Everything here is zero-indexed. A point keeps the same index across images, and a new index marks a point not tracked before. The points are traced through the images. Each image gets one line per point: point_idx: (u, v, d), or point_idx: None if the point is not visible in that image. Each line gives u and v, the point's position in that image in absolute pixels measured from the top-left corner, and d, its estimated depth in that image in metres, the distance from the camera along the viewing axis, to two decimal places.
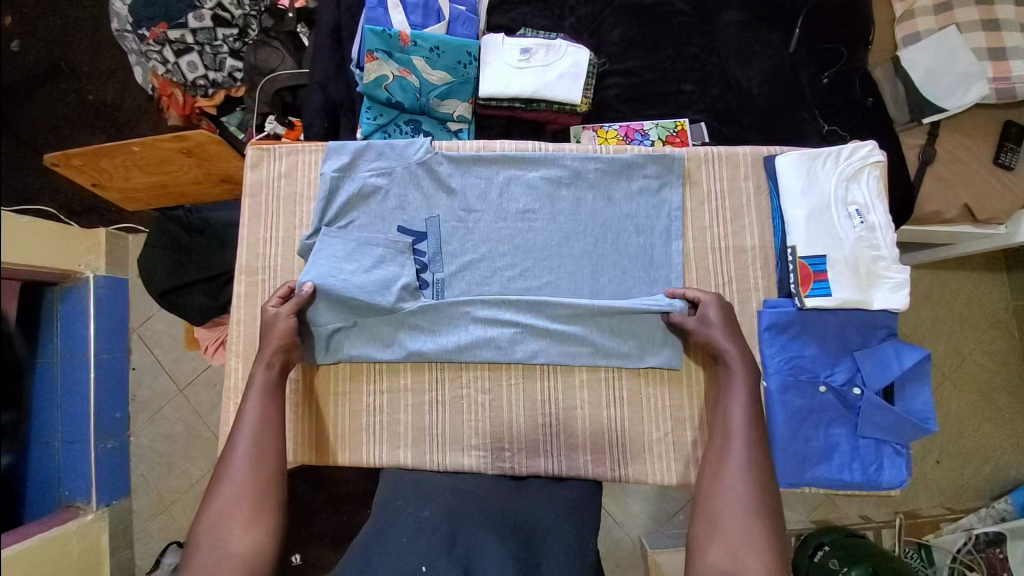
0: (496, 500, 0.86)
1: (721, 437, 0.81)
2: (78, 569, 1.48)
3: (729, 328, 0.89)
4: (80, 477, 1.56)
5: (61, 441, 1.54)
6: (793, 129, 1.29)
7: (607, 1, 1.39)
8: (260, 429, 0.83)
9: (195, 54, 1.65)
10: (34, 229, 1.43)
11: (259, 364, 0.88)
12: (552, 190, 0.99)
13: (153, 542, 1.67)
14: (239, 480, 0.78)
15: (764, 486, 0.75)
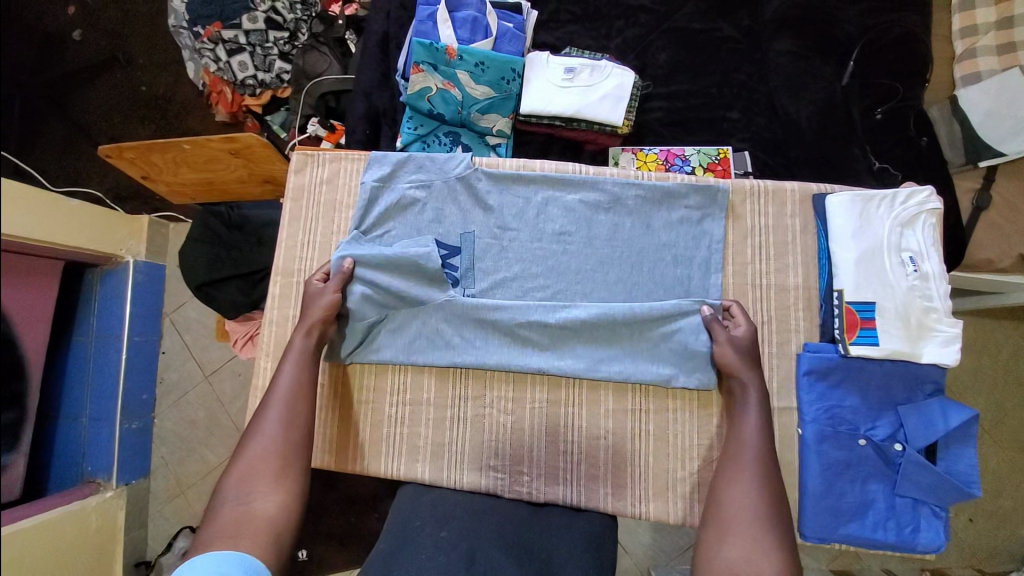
0: (513, 526, 0.84)
1: (732, 444, 0.82)
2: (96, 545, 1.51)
3: (749, 359, 0.87)
4: (103, 456, 1.59)
5: (87, 418, 1.58)
6: (841, 163, 1.25)
7: (655, 24, 1.38)
8: (295, 392, 0.85)
9: (246, 54, 1.71)
10: (80, 212, 1.47)
11: (299, 330, 0.91)
12: (589, 214, 0.98)
13: (165, 525, 1.70)
14: (271, 438, 0.80)
15: (770, 494, 0.76)
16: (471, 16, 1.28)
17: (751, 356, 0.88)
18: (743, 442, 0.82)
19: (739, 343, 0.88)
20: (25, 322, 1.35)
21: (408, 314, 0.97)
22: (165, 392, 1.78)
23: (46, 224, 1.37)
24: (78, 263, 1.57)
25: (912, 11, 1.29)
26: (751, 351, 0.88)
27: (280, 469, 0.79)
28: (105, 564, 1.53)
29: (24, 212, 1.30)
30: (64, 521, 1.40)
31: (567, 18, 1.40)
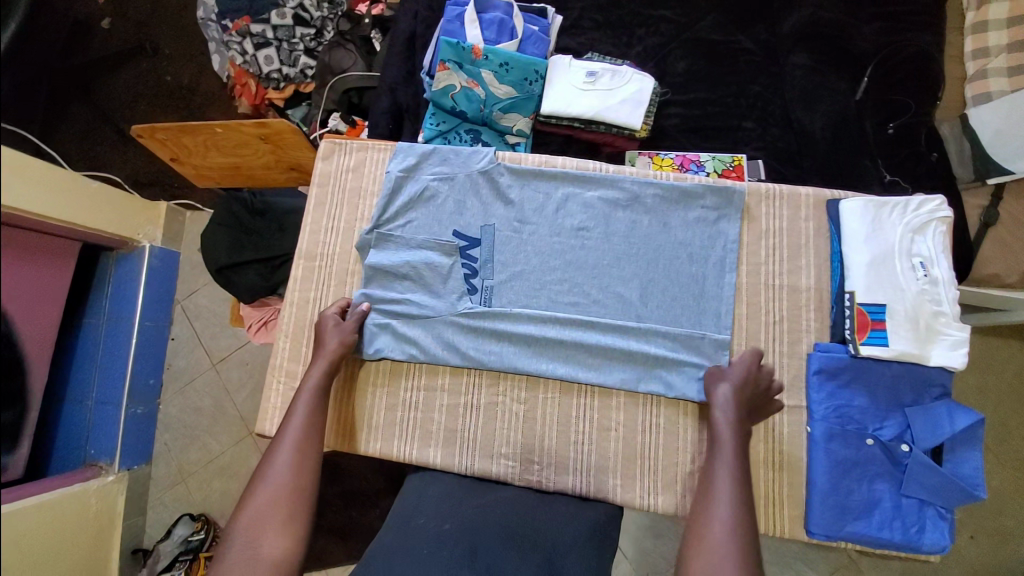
0: (514, 515, 0.84)
1: (696, 506, 0.77)
2: (93, 529, 1.50)
3: (742, 405, 0.84)
4: (107, 438, 1.61)
5: (93, 401, 1.59)
6: (854, 176, 1.28)
7: (674, 34, 1.42)
8: (306, 438, 0.85)
9: (273, 49, 1.75)
10: (101, 192, 1.51)
11: (312, 372, 0.91)
12: (608, 211, 1.00)
13: (164, 512, 1.71)
14: (275, 486, 0.78)
15: (745, 552, 0.70)
16: (498, 19, 1.32)
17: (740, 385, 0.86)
18: (708, 499, 0.76)
19: (738, 387, 0.86)
20: (33, 303, 1.37)
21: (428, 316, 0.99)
22: (172, 378, 1.80)
23: (71, 206, 1.41)
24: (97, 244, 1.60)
25: (925, 31, 1.33)
26: (749, 394, 0.86)
27: (286, 516, 0.76)
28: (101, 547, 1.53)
29: (50, 194, 1.35)
30: (63, 501, 1.40)
31: (589, 25, 1.45)
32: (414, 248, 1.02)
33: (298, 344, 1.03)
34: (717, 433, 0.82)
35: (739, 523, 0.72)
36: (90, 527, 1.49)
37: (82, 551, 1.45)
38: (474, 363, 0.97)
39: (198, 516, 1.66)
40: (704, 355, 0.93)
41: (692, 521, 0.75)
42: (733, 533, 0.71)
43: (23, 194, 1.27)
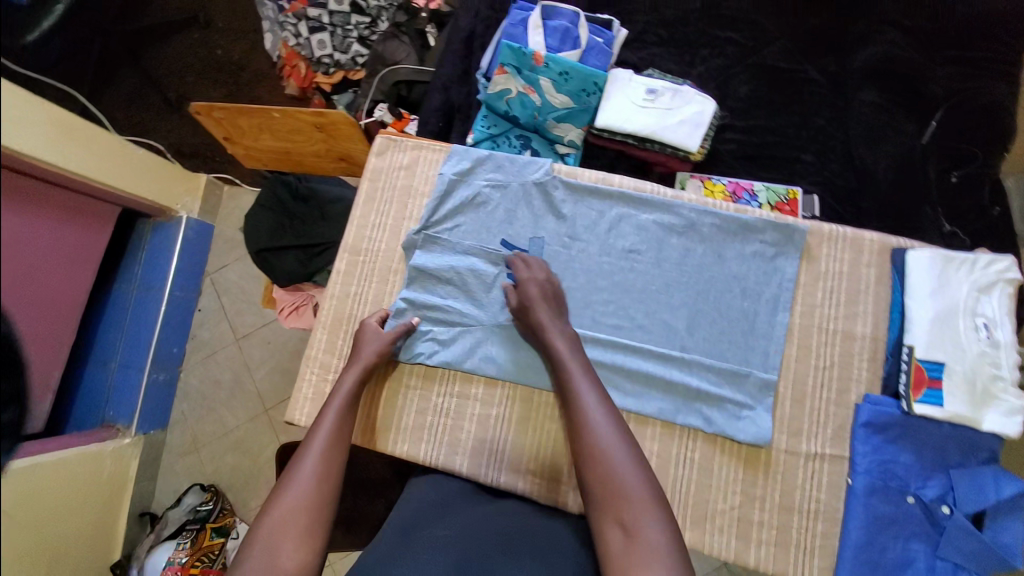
0: (518, 531, 0.79)
1: (570, 417, 0.76)
2: (107, 490, 1.52)
3: (546, 304, 0.90)
4: (126, 402, 1.62)
5: (117, 364, 1.62)
6: (911, 223, 1.24)
7: (739, 57, 1.39)
8: (335, 441, 0.81)
9: (327, 33, 1.76)
10: (145, 160, 1.52)
11: (346, 378, 0.88)
12: (662, 236, 0.97)
13: (174, 480, 1.72)
14: (300, 489, 0.74)
15: (627, 438, 0.71)
16: (562, 27, 1.31)
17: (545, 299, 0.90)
18: (575, 401, 0.76)
19: (543, 286, 0.92)
20: (69, 267, 1.40)
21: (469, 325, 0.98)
22: (195, 348, 1.82)
23: (119, 173, 1.44)
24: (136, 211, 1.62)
25: (1000, 82, 1.30)
26: (551, 295, 0.91)
27: (307, 523, 0.71)
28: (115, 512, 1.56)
29: (102, 158, 1.38)
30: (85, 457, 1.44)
31: (653, 40, 1.43)
32: (461, 259, 1.00)
33: (334, 337, 1.02)
34: (555, 345, 0.84)
35: (609, 412, 0.73)
36: (104, 488, 1.51)
37: (96, 511, 1.47)
38: (511, 377, 0.96)
39: (209, 487, 1.65)
40: (747, 395, 0.90)
41: (573, 429, 0.75)
42: (614, 424, 0.72)
43: (72, 154, 1.31)
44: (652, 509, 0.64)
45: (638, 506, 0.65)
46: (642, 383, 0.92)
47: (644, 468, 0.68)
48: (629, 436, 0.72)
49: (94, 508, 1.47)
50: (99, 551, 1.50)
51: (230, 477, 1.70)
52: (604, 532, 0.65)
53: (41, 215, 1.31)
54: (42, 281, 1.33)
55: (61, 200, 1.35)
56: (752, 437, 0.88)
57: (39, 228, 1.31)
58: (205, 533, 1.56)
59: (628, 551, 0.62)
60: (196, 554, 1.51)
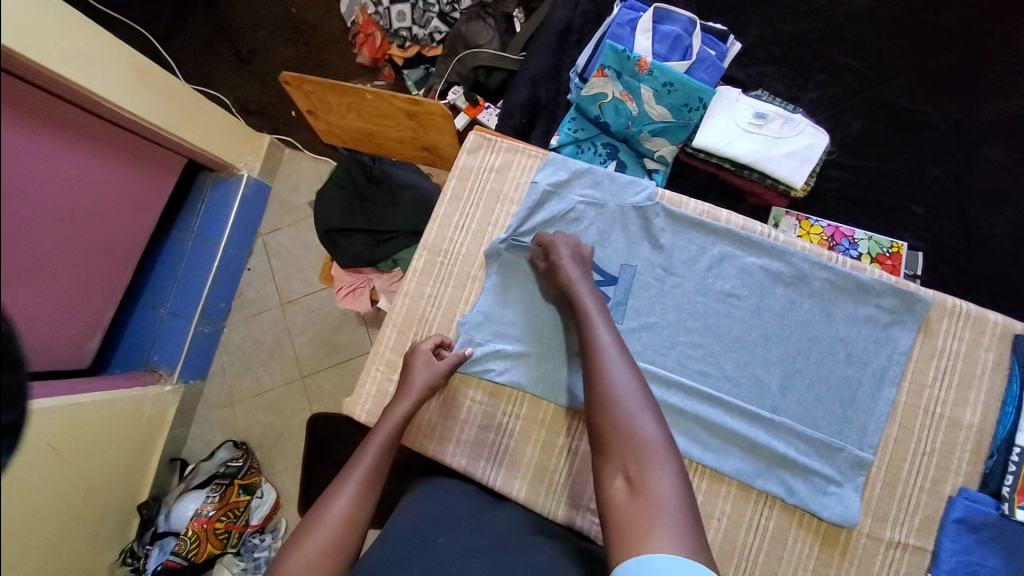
0: (514, 541, 0.77)
1: (587, 366, 0.76)
2: (142, 435, 1.46)
3: (577, 263, 0.89)
4: (172, 348, 1.57)
5: (167, 311, 1.57)
6: (1023, 299, 1.14)
7: (857, 88, 1.28)
8: (370, 484, 0.78)
9: (407, 5, 1.63)
10: (213, 113, 1.45)
11: (396, 410, 0.87)
12: (766, 283, 0.90)
13: (209, 431, 1.65)
14: (326, 531, 0.71)
15: (644, 392, 0.71)
16: (674, 33, 1.21)
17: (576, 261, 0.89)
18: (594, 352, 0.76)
19: (574, 253, 0.90)
20: (128, 213, 1.32)
21: (543, 346, 0.94)
22: (241, 306, 1.72)
23: (181, 120, 1.34)
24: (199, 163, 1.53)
25: None
26: (576, 253, 0.90)
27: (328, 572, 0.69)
28: (144, 457, 1.48)
29: (162, 101, 1.28)
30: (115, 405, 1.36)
31: (764, 58, 1.32)
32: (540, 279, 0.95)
33: (404, 338, 1.00)
34: (579, 297, 0.84)
35: (628, 365, 0.73)
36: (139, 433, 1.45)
37: (129, 455, 1.41)
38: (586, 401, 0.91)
39: (241, 445, 1.58)
40: (836, 470, 0.84)
41: (588, 378, 0.75)
42: (631, 375, 0.72)
43: (131, 93, 1.21)
44: (664, 462, 0.64)
45: (647, 457, 0.65)
46: (722, 437, 0.86)
47: (659, 421, 0.68)
48: (647, 391, 0.72)
49: (124, 453, 1.39)
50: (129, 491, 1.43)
51: (262, 436, 1.62)
52: (610, 479, 0.65)
53: (102, 153, 1.22)
54: (98, 227, 1.25)
55: (118, 137, 1.24)
56: (838, 516, 0.82)
57: (90, 159, 1.20)
58: (233, 488, 1.48)
59: (630, 498, 0.62)
60: (223, 509, 1.44)
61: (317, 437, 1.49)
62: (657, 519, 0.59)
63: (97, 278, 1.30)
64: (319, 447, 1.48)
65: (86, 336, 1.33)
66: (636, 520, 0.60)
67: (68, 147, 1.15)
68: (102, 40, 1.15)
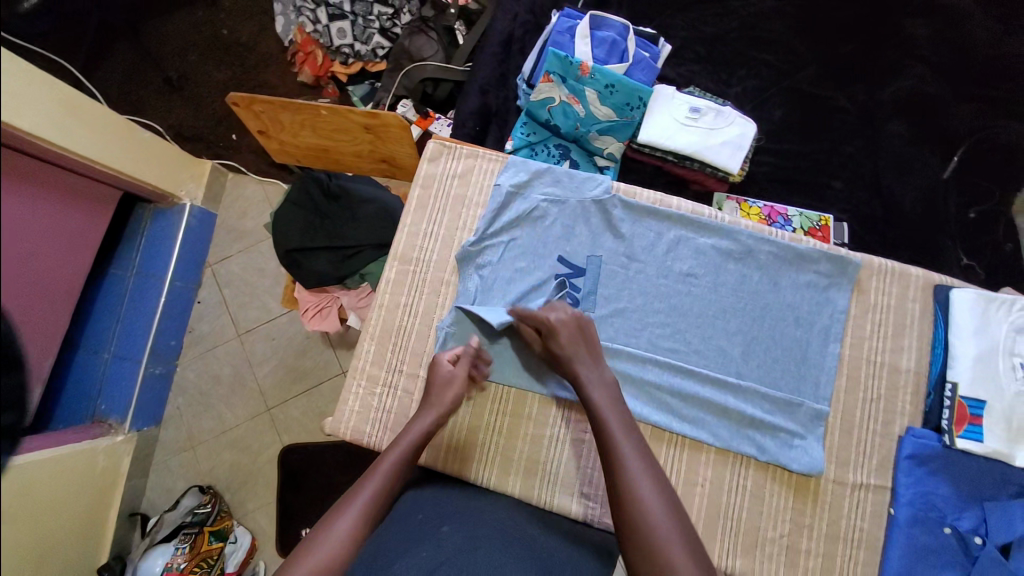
0: (513, 532, 0.79)
1: (608, 472, 0.72)
2: (97, 491, 1.34)
3: (584, 350, 0.86)
4: (121, 396, 1.45)
5: (112, 354, 1.45)
6: (934, 255, 1.29)
7: (775, 80, 1.41)
8: (383, 495, 0.77)
9: (347, 23, 1.63)
10: (150, 144, 1.38)
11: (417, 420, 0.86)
12: (719, 261, 0.98)
13: (169, 477, 1.54)
14: (333, 547, 0.69)
15: (674, 504, 0.69)
16: (610, 38, 1.30)
17: (582, 350, 0.85)
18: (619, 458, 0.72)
19: (574, 334, 0.87)
20: (61, 252, 1.23)
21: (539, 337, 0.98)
22: (193, 341, 1.62)
23: (112, 149, 1.27)
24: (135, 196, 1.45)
25: (1020, 121, 1.34)
26: (582, 340, 0.86)
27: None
28: (101, 514, 1.36)
29: (90, 131, 1.21)
30: (66, 459, 1.24)
31: (691, 57, 1.43)
32: (519, 281, 0.99)
33: (382, 349, 1.01)
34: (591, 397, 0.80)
35: (656, 476, 0.71)
36: (94, 490, 1.33)
37: (83, 517, 1.29)
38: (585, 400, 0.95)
39: (207, 488, 1.48)
40: (798, 424, 0.92)
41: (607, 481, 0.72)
42: (661, 489, 0.69)
43: (54, 123, 1.13)
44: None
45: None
46: (696, 406, 0.93)
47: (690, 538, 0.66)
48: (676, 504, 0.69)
49: (79, 509, 1.27)
50: (88, 550, 1.31)
51: (229, 477, 1.52)
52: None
53: (32, 192, 1.14)
54: (30, 268, 1.16)
55: (40, 171, 1.16)
56: (806, 466, 0.90)
57: (14, 195, 1.10)
58: (204, 536, 1.39)
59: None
60: (194, 560, 1.34)
61: (288, 467, 1.51)
62: None
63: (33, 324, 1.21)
64: (292, 477, 1.50)
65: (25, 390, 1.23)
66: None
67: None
68: (18, 69, 1.05)
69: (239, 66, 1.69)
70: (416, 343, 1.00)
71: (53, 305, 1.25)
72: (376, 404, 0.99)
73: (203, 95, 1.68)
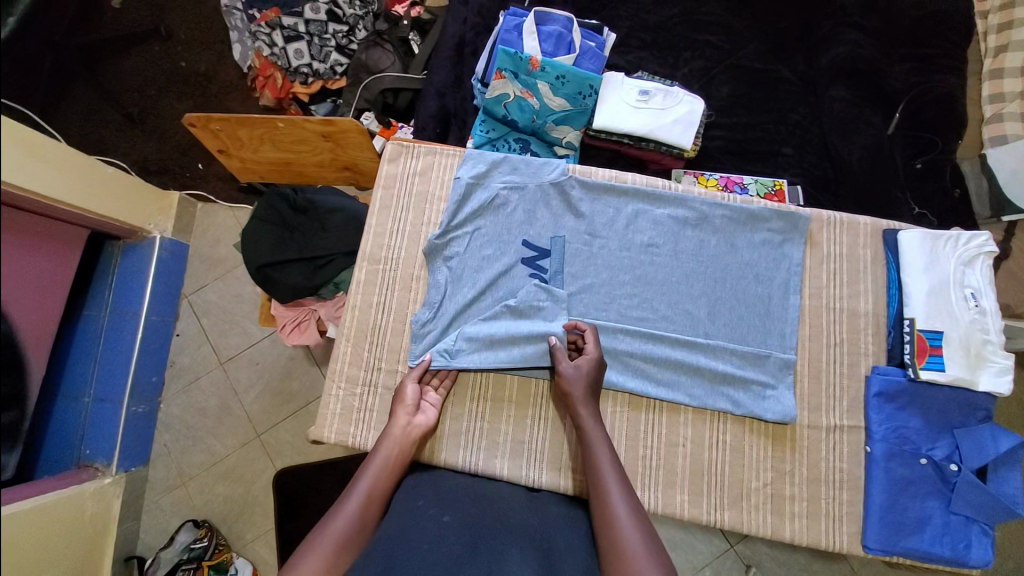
0: (512, 516, 0.80)
1: (598, 513, 0.76)
2: (87, 538, 1.31)
3: (590, 396, 0.89)
4: (106, 437, 1.42)
5: (92, 398, 1.41)
6: (888, 207, 1.33)
7: (719, 59, 1.47)
8: (375, 494, 0.81)
9: (304, 42, 1.65)
10: (115, 178, 1.37)
11: (399, 424, 0.91)
12: (677, 229, 1.02)
13: (162, 516, 1.50)
14: (321, 559, 0.70)
15: (652, 542, 0.71)
16: (556, 31, 1.34)
17: (591, 392, 0.89)
18: (604, 495, 0.78)
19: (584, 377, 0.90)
20: (32, 296, 1.21)
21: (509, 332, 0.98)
22: (175, 376, 1.60)
23: (76, 187, 1.26)
24: (102, 232, 1.43)
25: (951, 74, 1.41)
26: (593, 387, 0.89)
27: None
28: (94, 559, 1.33)
29: (50, 168, 1.20)
30: (55, 505, 1.21)
31: (637, 44, 1.48)
32: (486, 269, 1.01)
33: (360, 349, 1.02)
34: (589, 433, 0.85)
35: (635, 515, 0.74)
36: (84, 536, 1.30)
37: (75, 564, 1.25)
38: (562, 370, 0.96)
39: (202, 522, 1.46)
40: (769, 375, 0.96)
41: (598, 524, 0.76)
42: (640, 527, 0.72)
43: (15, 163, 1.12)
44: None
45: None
46: (669, 370, 0.96)
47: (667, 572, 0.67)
48: (656, 541, 0.72)
49: (71, 556, 1.24)
50: None
51: (224, 509, 1.50)
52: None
53: None
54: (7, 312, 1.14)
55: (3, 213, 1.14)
56: (779, 415, 0.93)
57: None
58: (204, 570, 1.38)
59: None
60: None
61: (285, 490, 1.48)
62: None
63: (15, 368, 1.19)
64: (290, 503, 1.45)
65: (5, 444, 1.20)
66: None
67: None
68: None
69: (200, 95, 1.71)
70: (392, 340, 1.02)
71: (26, 350, 1.22)
72: (358, 404, 1.00)
73: (165, 127, 1.69)
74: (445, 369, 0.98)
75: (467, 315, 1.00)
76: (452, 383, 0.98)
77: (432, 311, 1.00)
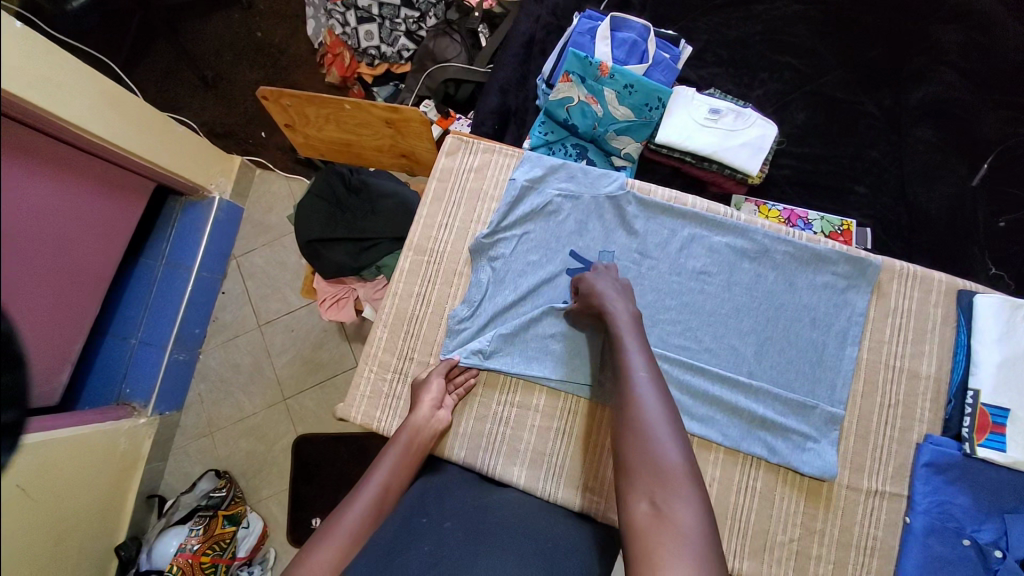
0: (520, 522, 0.79)
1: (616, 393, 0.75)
2: (119, 473, 1.38)
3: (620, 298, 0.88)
4: (145, 380, 1.48)
5: (138, 341, 1.49)
6: (961, 263, 1.25)
7: (798, 84, 1.40)
8: (392, 480, 0.83)
9: (374, 25, 1.66)
10: (183, 136, 1.42)
11: (421, 411, 0.91)
12: (733, 260, 0.98)
13: (187, 462, 1.57)
14: (339, 540, 0.72)
15: (669, 417, 0.70)
16: (631, 39, 1.30)
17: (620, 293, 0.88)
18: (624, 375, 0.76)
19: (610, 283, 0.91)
20: (95, 239, 1.27)
21: (542, 342, 0.97)
22: (215, 331, 1.66)
23: (148, 141, 1.31)
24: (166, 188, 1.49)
25: None
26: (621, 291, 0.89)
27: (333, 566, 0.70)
28: (123, 494, 1.40)
29: (127, 122, 1.25)
30: (92, 439, 1.28)
31: (713, 60, 1.43)
32: (529, 274, 1.01)
33: (395, 337, 1.03)
34: (617, 321, 0.84)
35: (655, 391, 0.72)
36: (116, 472, 1.37)
37: (104, 496, 1.32)
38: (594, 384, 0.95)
39: (223, 473, 1.50)
40: (811, 427, 0.91)
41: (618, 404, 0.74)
42: (662, 403, 0.70)
43: (95, 112, 1.18)
44: (685, 489, 0.63)
45: (672, 486, 0.64)
46: (705, 405, 0.92)
47: (683, 448, 0.67)
48: (674, 415, 0.71)
49: (102, 487, 1.31)
50: (104, 533, 1.34)
51: (244, 465, 1.55)
52: (634, 500, 0.64)
53: (71, 182, 1.19)
54: (66, 253, 1.21)
55: (80, 160, 1.20)
56: (818, 470, 0.88)
57: (56, 182, 1.15)
58: (218, 518, 1.40)
59: (652, 527, 0.61)
60: (208, 542, 1.36)
61: (302, 458, 1.53)
62: (681, 546, 0.59)
63: (70, 306, 1.26)
64: (305, 469, 1.52)
65: (55, 369, 1.27)
66: (654, 547, 0.59)
67: (38, 178, 1.11)
68: (62, 63, 1.10)
69: (271, 65, 1.75)
70: (428, 331, 1.02)
71: (83, 291, 1.28)
72: (387, 390, 1.01)
73: (235, 93, 1.74)
74: (473, 369, 0.98)
75: (503, 318, 1.00)
76: (475, 385, 0.98)
77: (468, 309, 1.00)
